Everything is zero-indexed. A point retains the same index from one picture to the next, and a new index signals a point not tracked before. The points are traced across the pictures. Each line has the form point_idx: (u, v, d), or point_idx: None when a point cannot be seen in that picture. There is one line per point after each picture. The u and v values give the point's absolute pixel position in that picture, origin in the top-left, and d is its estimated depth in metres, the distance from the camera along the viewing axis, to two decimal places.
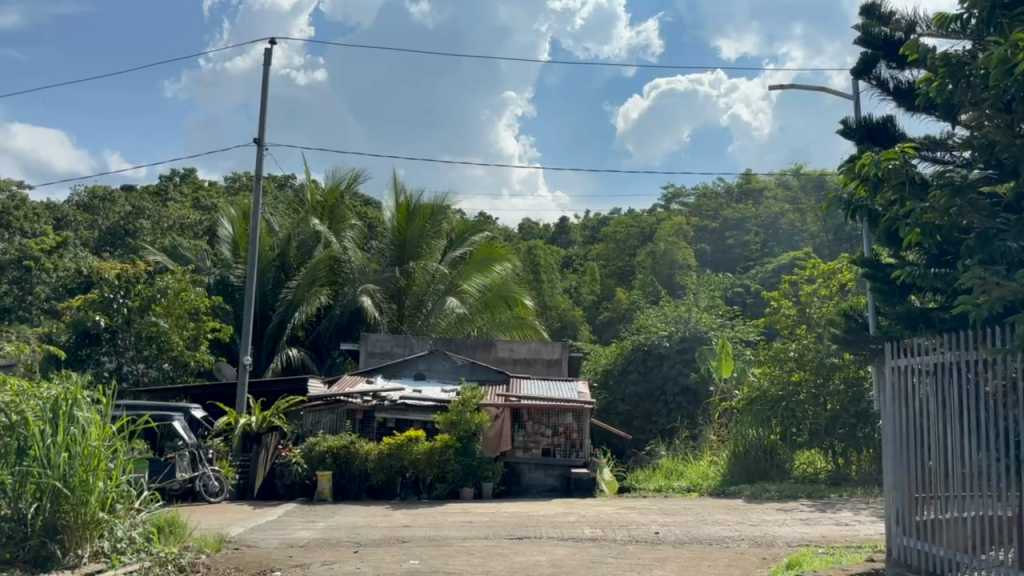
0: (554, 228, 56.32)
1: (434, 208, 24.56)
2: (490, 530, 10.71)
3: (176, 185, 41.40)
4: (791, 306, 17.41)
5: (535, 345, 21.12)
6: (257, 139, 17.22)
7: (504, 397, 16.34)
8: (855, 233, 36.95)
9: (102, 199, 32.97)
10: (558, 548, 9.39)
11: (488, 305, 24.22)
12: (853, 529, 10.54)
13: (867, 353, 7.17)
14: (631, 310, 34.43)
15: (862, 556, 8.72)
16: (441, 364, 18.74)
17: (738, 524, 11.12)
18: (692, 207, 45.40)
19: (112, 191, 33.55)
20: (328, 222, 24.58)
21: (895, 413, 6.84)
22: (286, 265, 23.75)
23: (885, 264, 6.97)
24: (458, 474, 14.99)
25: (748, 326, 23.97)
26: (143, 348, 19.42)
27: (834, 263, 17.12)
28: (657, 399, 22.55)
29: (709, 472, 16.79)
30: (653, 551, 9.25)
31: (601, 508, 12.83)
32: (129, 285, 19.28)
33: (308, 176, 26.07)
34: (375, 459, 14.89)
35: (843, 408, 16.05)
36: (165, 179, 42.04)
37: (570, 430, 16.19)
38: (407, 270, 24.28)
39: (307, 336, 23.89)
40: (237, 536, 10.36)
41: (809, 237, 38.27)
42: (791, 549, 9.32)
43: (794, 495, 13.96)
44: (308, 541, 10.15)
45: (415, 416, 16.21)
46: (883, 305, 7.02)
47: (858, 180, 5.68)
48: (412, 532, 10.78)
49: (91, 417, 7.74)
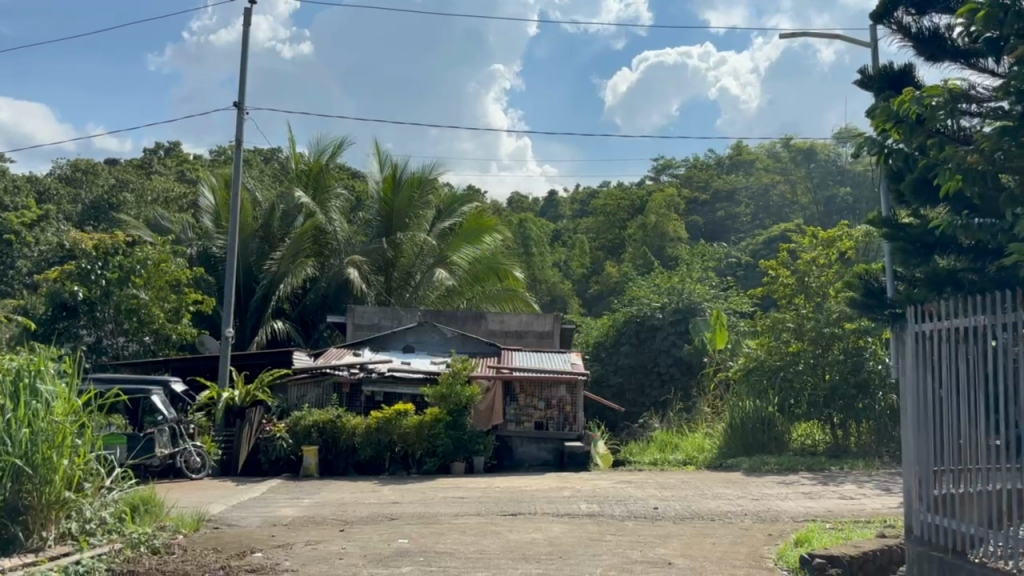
0: (543, 202, 55.75)
1: (422, 177, 23.94)
2: (482, 506, 10.26)
3: (160, 159, 40.56)
4: (788, 274, 16.75)
5: (526, 317, 20.65)
6: (238, 103, 16.53)
7: (495, 368, 15.91)
8: (845, 204, 36.58)
9: (84, 172, 32.15)
10: (555, 525, 8.93)
11: (478, 276, 23.70)
12: (859, 503, 10.15)
13: (885, 317, 6.70)
14: (622, 283, 33.98)
15: (872, 532, 8.32)
16: (430, 336, 18.26)
17: (739, 498, 10.72)
18: (683, 178, 44.81)
19: (95, 163, 32.70)
20: (312, 191, 23.91)
21: (918, 379, 6.37)
22: (270, 236, 23.17)
23: (909, 224, 6.53)
24: (448, 448, 14.50)
25: (743, 297, 23.56)
26: (123, 321, 18.84)
27: (832, 231, 16.64)
28: (649, 370, 22.18)
29: (704, 445, 16.49)
30: (654, 527, 8.82)
31: (596, 482, 12.42)
32: (108, 255, 18.70)
33: (293, 146, 25.41)
34: (363, 434, 14.45)
35: (842, 379, 15.67)
36: (150, 154, 41.17)
37: (563, 403, 15.77)
38: (395, 241, 23.74)
39: (293, 308, 23.28)
40: (218, 514, 9.90)
41: (800, 210, 37.83)
42: (797, 525, 8.91)
43: (794, 468, 13.61)
44: (293, 520, 9.69)
45: (404, 389, 15.70)
46: (908, 267, 6.56)
47: (894, 124, 5.13)
48: (402, 508, 10.33)
49: (56, 390, 7.26)
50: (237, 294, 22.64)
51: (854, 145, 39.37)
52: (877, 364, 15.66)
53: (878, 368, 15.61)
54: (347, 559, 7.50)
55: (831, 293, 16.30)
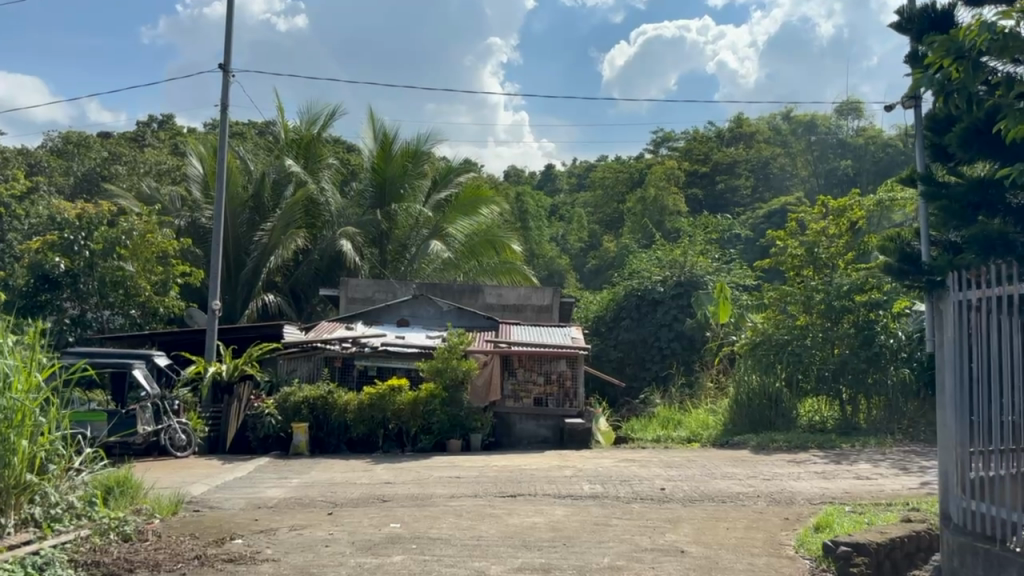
0: (540, 176, 54.98)
1: (417, 147, 23.24)
2: (479, 487, 9.70)
3: (153, 131, 39.68)
4: (798, 245, 16.06)
5: (524, 290, 20.06)
6: (223, 65, 15.77)
7: (493, 343, 15.35)
8: (846, 177, 36.00)
9: (76, 145, 31.36)
10: (556, 508, 8.38)
11: (475, 249, 23.07)
12: (876, 483, 9.61)
13: (923, 284, 6.07)
14: (621, 256, 33.32)
15: (897, 516, 7.78)
16: (425, 310, 17.67)
17: (749, 478, 10.18)
18: (683, 150, 43.83)
19: (87, 135, 31.91)
20: (304, 160, 23.24)
21: (959, 352, 5.74)
22: (260, 207, 22.32)
23: (942, 184, 6.07)
24: (444, 425, 13.99)
25: (747, 271, 22.98)
26: (108, 294, 18.23)
27: (844, 200, 15.99)
28: (650, 345, 21.54)
29: (708, 421, 15.97)
30: (662, 510, 8.27)
31: (599, 461, 11.89)
32: (92, 226, 18.10)
33: (284, 114, 24.65)
34: (356, 410, 13.90)
35: (853, 353, 15.13)
36: (142, 126, 40.27)
37: (563, 378, 15.22)
38: (390, 211, 22.99)
39: (285, 280, 22.53)
40: (200, 495, 9.34)
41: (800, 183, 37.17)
42: (814, 508, 8.37)
43: (804, 445, 13.09)
44: (279, 502, 9.14)
45: (398, 363, 15.12)
46: (957, 229, 5.98)
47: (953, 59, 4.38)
48: (394, 489, 9.78)
49: (16, 364, 6.66)
50: (228, 265, 21.87)
51: (855, 117, 38.83)
52: (888, 338, 15.13)
53: (890, 342, 15.09)
54: (334, 546, 6.94)
55: (842, 265, 15.76)
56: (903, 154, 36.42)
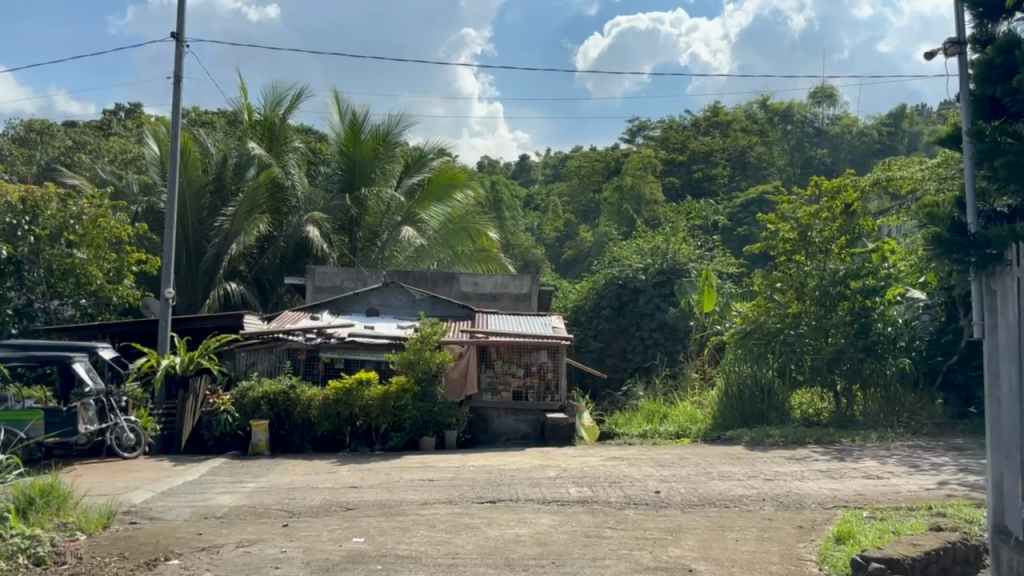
0: (515, 167, 54.12)
1: (388, 130, 22.10)
2: (454, 491, 8.74)
3: (121, 120, 38.13)
4: (789, 228, 15.01)
5: (501, 279, 19.08)
6: (176, 34, 14.60)
7: (469, 333, 14.40)
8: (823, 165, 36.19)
9: (38, 132, 30.02)
10: (542, 517, 7.44)
11: (449, 237, 22.23)
12: (889, 484, 8.78)
13: (972, 263, 5.22)
14: (599, 245, 32.45)
15: (925, 524, 6.93)
16: (397, 298, 16.67)
17: (750, 478, 9.30)
18: (659, 140, 41.64)
19: (51, 123, 30.47)
20: (267, 143, 22.02)
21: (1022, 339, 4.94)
22: (222, 190, 21.18)
23: (1004, 143, 5.24)
24: (416, 422, 13.00)
25: (730, 258, 22.15)
26: (56, 283, 17.06)
27: (838, 180, 14.77)
28: (631, 334, 20.70)
29: (696, 414, 15.09)
30: (659, 518, 7.36)
31: (584, 459, 10.97)
32: (37, 210, 16.84)
33: (245, 95, 23.32)
34: (320, 406, 12.87)
35: (848, 342, 14.36)
36: (109, 114, 38.69)
37: (544, 370, 14.30)
38: (359, 197, 21.90)
39: (249, 269, 21.46)
40: (141, 504, 8.29)
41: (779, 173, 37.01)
42: (829, 514, 7.51)
43: (801, 441, 12.27)
44: (229, 511, 8.12)
45: (367, 356, 14.10)
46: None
47: None
48: (360, 494, 8.80)
49: None
50: (186, 253, 20.68)
51: (830, 105, 38.70)
52: (886, 326, 14.39)
53: (887, 330, 14.37)
54: (285, 568, 5.94)
55: (835, 250, 14.75)
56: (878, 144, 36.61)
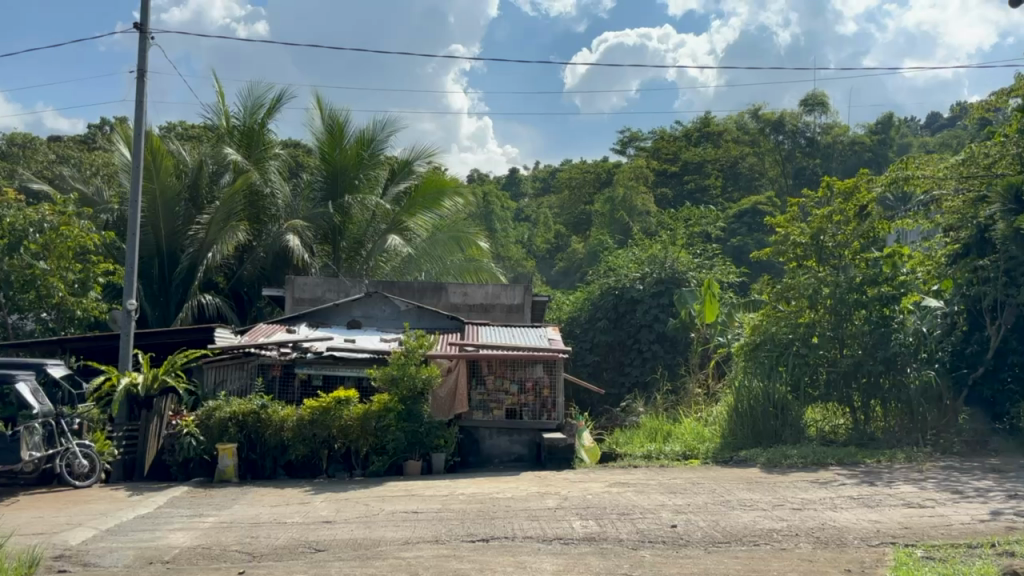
0: (504, 179, 53.14)
1: (373, 135, 21.08)
2: (440, 527, 7.63)
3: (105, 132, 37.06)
4: (801, 232, 14.05)
5: (492, 288, 17.98)
6: (139, 25, 13.53)
7: (458, 346, 13.31)
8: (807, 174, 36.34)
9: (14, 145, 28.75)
10: (544, 560, 6.35)
11: (438, 246, 21.17)
12: (935, 514, 7.71)
13: None
14: (592, 256, 31.38)
15: (995, 566, 5.87)
16: (380, 309, 15.58)
17: (776, 508, 8.22)
18: (650, 151, 40.62)
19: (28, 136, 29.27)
20: (244, 150, 20.89)
21: None
22: (197, 199, 20.03)
23: None
24: (400, 444, 11.89)
25: (729, 267, 21.12)
26: (16, 295, 15.90)
27: (852, 179, 13.77)
28: (629, 347, 19.69)
29: (704, 432, 13.98)
30: (681, 561, 6.27)
31: (586, 486, 9.86)
32: None
33: (223, 99, 22.23)
34: (293, 428, 11.76)
35: (868, 354, 13.33)
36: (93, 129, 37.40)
37: (540, 385, 13.23)
38: (343, 205, 20.76)
39: (227, 281, 20.44)
40: (77, 547, 7.14)
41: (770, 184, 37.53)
42: (877, 553, 6.45)
43: (822, 462, 11.22)
44: (180, 554, 6.99)
45: (347, 372, 13.02)
46: None
47: None
48: (334, 531, 7.69)
49: None
50: (159, 264, 19.53)
51: (821, 114, 37.79)
52: (904, 337, 13.41)
53: (906, 340, 13.40)
54: None
55: (850, 256, 13.77)
56: (870, 151, 36.02)
